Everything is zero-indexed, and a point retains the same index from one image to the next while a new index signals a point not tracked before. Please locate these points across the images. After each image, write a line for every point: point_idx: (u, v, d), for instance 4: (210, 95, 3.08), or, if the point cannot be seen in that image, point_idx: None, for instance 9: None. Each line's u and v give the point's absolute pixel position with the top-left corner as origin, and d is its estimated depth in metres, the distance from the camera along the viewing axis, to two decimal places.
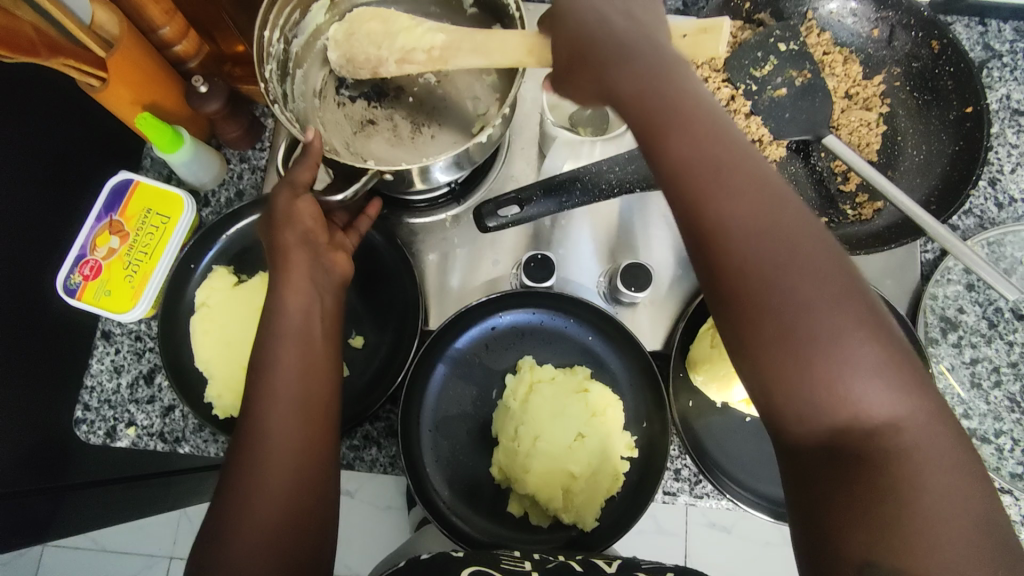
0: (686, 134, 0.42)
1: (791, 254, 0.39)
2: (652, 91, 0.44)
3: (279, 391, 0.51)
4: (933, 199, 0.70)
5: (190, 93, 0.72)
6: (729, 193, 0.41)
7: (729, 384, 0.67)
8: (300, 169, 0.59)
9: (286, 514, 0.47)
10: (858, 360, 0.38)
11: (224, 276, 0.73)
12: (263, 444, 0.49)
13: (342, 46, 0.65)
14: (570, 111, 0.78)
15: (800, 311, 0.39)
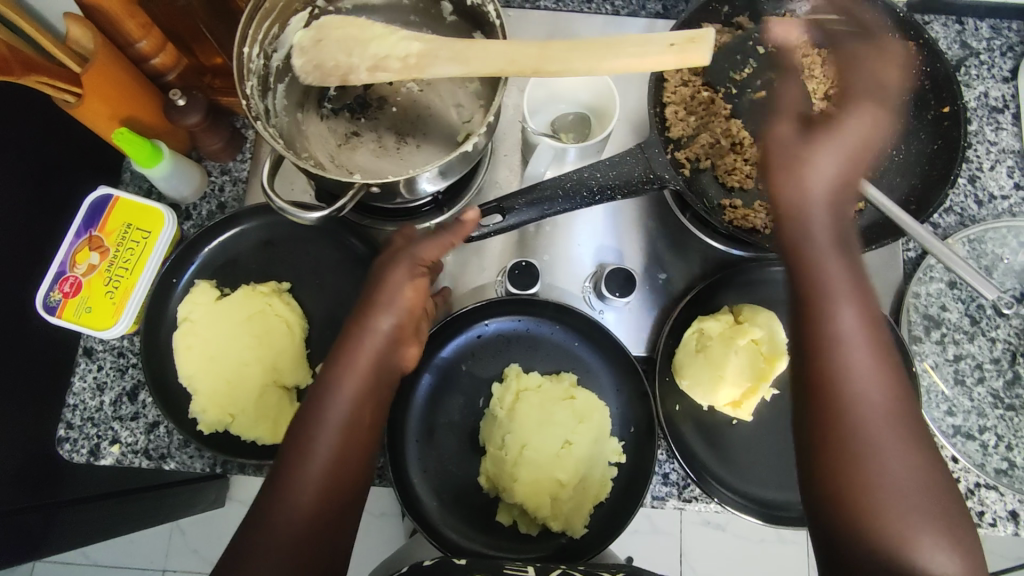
0: (854, 311, 0.48)
1: (889, 427, 0.45)
2: (834, 270, 0.49)
3: (334, 407, 0.53)
4: (913, 198, 0.71)
5: (169, 107, 0.72)
6: (860, 366, 0.47)
7: (714, 387, 0.67)
8: (426, 247, 0.59)
9: (302, 558, 0.49)
10: (923, 506, 0.44)
11: (206, 291, 0.73)
12: (308, 452, 0.51)
13: (309, 53, 0.64)
14: (551, 118, 0.79)
15: (879, 462, 0.45)
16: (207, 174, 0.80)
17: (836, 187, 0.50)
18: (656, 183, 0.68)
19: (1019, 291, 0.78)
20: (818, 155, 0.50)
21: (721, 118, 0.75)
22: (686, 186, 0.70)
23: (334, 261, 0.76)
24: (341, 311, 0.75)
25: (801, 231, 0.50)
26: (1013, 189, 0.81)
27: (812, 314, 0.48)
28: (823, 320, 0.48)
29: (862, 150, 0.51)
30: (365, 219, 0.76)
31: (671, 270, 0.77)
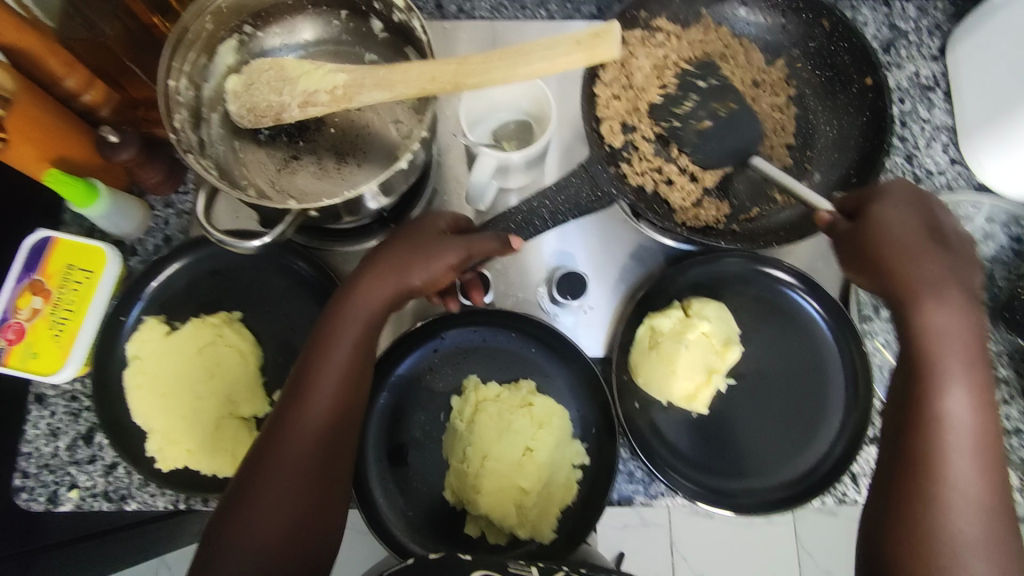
0: (960, 393, 0.52)
1: (975, 511, 0.50)
2: (951, 349, 0.53)
3: (327, 370, 0.57)
4: (854, 170, 0.72)
5: (101, 144, 0.71)
6: (952, 403, 0.52)
7: (668, 382, 0.68)
8: (486, 241, 0.62)
9: (282, 536, 0.53)
10: (981, 565, 0.49)
11: (154, 326, 0.72)
12: (300, 410, 0.56)
13: (242, 98, 0.68)
14: (493, 127, 0.79)
15: (951, 517, 0.50)
16: (150, 208, 0.80)
17: (920, 253, 0.55)
18: (604, 199, 0.69)
19: None
20: (884, 212, 0.56)
21: (654, 126, 0.76)
22: (633, 196, 0.70)
23: (284, 287, 0.75)
24: (294, 335, 0.74)
25: (922, 295, 0.54)
26: (949, 164, 0.83)
27: (922, 387, 0.53)
28: (924, 392, 0.53)
29: (930, 233, 0.56)
30: (313, 241, 0.76)
31: (622, 269, 0.78)
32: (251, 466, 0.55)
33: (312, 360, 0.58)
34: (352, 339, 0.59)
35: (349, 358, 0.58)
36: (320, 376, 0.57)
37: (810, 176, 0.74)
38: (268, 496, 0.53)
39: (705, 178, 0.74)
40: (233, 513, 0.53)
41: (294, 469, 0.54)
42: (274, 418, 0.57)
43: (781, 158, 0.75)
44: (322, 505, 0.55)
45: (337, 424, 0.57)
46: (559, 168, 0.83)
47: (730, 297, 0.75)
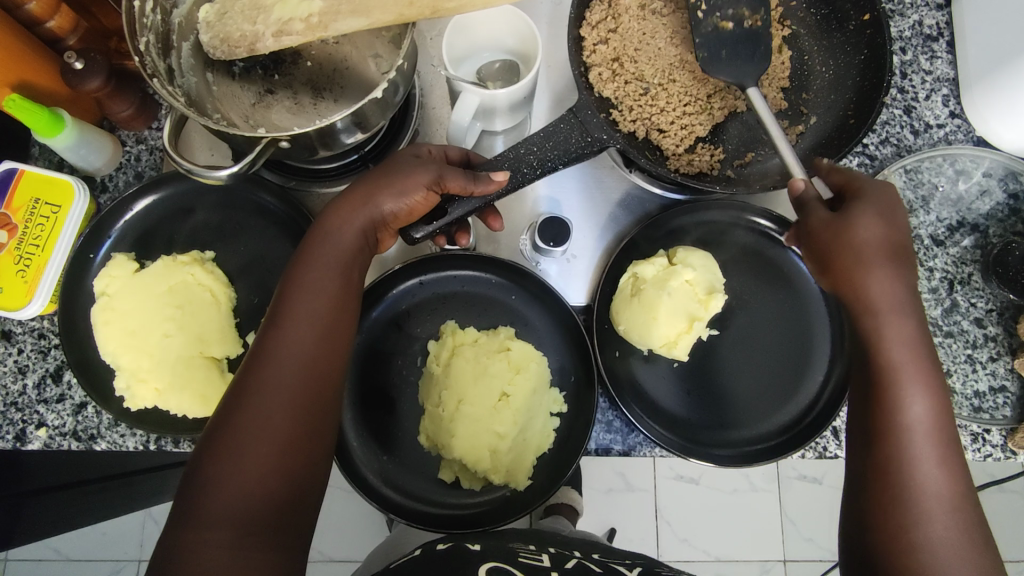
0: (918, 401, 0.50)
1: (947, 518, 0.48)
2: (908, 357, 0.51)
3: (306, 304, 0.54)
4: (851, 112, 0.69)
5: (65, 71, 0.67)
6: (914, 412, 0.50)
7: (649, 329, 0.67)
8: (457, 176, 0.60)
9: (264, 466, 0.48)
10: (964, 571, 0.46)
11: (123, 263, 0.70)
12: (282, 342, 0.52)
13: (215, 27, 0.65)
14: (477, 67, 0.76)
15: (928, 528, 0.48)
16: (121, 143, 0.77)
17: (878, 261, 0.52)
18: (595, 146, 0.63)
19: (954, 221, 0.78)
20: (862, 211, 0.53)
21: (649, 66, 0.72)
22: (624, 141, 0.65)
23: (258, 227, 0.73)
24: (268, 278, 0.72)
25: (881, 310, 0.52)
26: (948, 117, 0.80)
27: (881, 401, 0.51)
28: (884, 405, 0.51)
29: (896, 248, 0.52)
30: (292, 181, 0.73)
31: (609, 218, 0.75)
32: (220, 424, 0.50)
33: (280, 313, 0.54)
34: (324, 285, 0.56)
35: (328, 287, 0.56)
36: (297, 320, 0.54)
37: (806, 119, 0.71)
38: (243, 455, 0.48)
39: (697, 126, 0.71)
40: (203, 477, 0.47)
41: (271, 424, 0.49)
42: (242, 375, 0.52)
43: (777, 101, 0.72)
44: (307, 467, 0.51)
45: (318, 376, 0.52)
46: (548, 111, 0.80)
47: (716, 246, 0.73)
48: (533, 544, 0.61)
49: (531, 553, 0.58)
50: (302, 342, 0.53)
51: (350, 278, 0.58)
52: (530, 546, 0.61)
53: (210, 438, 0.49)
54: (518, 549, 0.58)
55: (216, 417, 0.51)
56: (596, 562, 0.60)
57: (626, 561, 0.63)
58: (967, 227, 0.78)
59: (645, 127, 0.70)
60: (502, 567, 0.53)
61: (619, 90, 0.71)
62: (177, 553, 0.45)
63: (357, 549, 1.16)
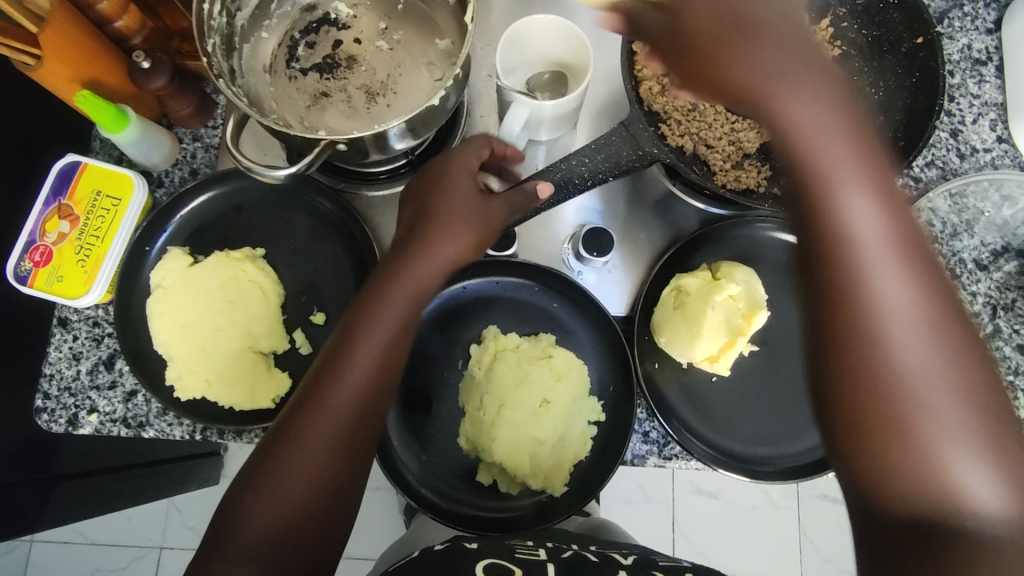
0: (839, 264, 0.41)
1: (943, 426, 0.38)
2: (871, 225, 0.40)
3: (368, 333, 0.52)
4: (901, 133, 0.69)
5: (132, 69, 0.70)
6: (884, 279, 0.39)
7: (691, 343, 0.67)
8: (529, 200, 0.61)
9: (299, 505, 0.49)
10: (976, 467, 0.37)
11: (178, 257, 0.72)
12: (341, 372, 0.51)
13: None
14: (527, 76, 0.77)
15: (918, 439, 0.38)
16: (178, 140, 0.79)
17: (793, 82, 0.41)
18: (645, 160, 0.64)
19: (999, 246, 0.78)
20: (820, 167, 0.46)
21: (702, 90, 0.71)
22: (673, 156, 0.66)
23: (308, 226, 0.75)
24: (316, 277, 0.74)
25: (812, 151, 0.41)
26: (995, 142, 0.80)
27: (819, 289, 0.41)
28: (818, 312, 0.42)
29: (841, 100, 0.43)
30: (342, 182, 0.76)
31: (650, 230, 0.76)
32: (271, 445, 0.50)
33: (346, 344, 0.52)
34: (387, 316, 0.53)
35: (391, 319, 0.53)
36: (357, 348, 0.52)
37: None
38: (284, 492, 0.49)
39: (746, 142, 0.71)
40: (242, 504, 0.49)
41: (317, 465, 0.49)
42: (300, 397, 0.52)
43: None
44: (337, 506, 0.51)
45: (366, 413, 0.52)
46: (593, 123, 0.81)
47: (758, 262, 0.74)
48: (531, 539, 0.62)
49: (528, 548, 0.60)
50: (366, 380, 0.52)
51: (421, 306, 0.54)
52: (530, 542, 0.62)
53: (259, 457, 0.50)
54: (515, 546, 0.59)
55: (269, 435, 0.51)
56: (592, 550, 0.61)
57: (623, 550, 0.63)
58: (1012, 252, 0.78)
59: (693, 142, 0.70)
60: (499, 563, 0.54)
61: (669, 103, 0.71)
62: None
63: (380, 546, 1.18)
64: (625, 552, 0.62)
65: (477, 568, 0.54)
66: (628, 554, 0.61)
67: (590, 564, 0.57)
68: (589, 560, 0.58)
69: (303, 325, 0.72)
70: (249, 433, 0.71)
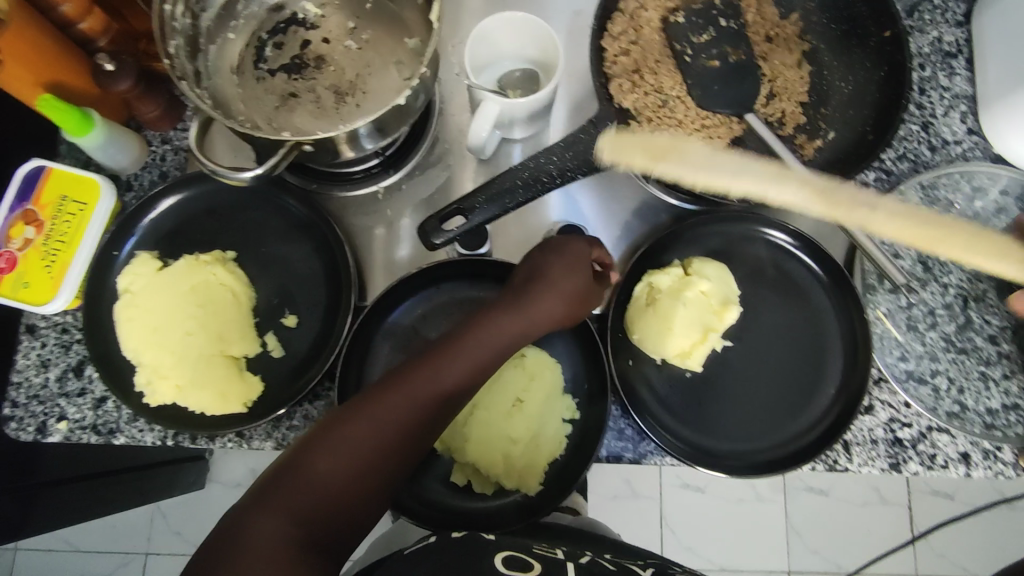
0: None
1: None
2: None
3: (469, 348, 0.59)
4: (870, 127, 0.70)
5: (97, 72, 0.69)
6: None
7: (664, 340, 0.69)
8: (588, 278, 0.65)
9: (347, 476, 0.51)
10: None
11: (148, 262, 0.72)
12: (436, 370, 0.56)
13: None
14: (498, 75, 0.76)
15: None
16: (147, 143, 0.78)
17: None
18: None
19: (971, 237, 0.78)
20: None
21: (673, 87, 0.71)
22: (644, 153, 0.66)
23: (278, 228, 0.74)
24: (287, 279, 0.73)
25: None
26: (966, 134, 0.80)
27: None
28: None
29: None
30: (314, 184, 0.75)
31: (624, 228, 0.76)
32: (345, 414, 0.54)
33: (447, 348, 0.58)
34: (489, 336, 0.60)
35: (490, 341, 0.60)
36: (455, 355, 0.58)
37: (825, 133, 0.71)
38: (345, 460, 0.51)
39: (716, 138, 0.70)
40: (300, 460, 0.51)
41: (384, 442, 0.53)
42: (390, 380, 0.56)
43: (794, 116, 0.72)
44: (377, 489, 0.53)
45: (439, 414, 0.57)
46: (566, 120, 0.80)
47: (730, 257, 0.74)
48: (545, 541, 0.62)
49: (544, 547, 0.60)
50: (456, 385, 0.57)
51: (523, 335, 0.62)
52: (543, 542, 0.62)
53: (330, 421, 0.53)
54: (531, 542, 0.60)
55: (347, 405, 0.55)
56: (609, 560, 0.61)
57: (636, 560, 0.63)
58: (982, 244, 0.78)
59: (664, 139, 0.70)
60: (518, 556, 0.54)
61: (637, 100, 0.70)
62: (244, 526, 0.47)
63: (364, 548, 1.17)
64: (640, 562, 0.62)
65: (498, 560, 0.53)
66: (645, 565, 0.62)
67: (609, 571, 0.58)
68: (607, 568, 0.59)
69: (274, 328, 0.72)
70: (221, 437, 0.71)
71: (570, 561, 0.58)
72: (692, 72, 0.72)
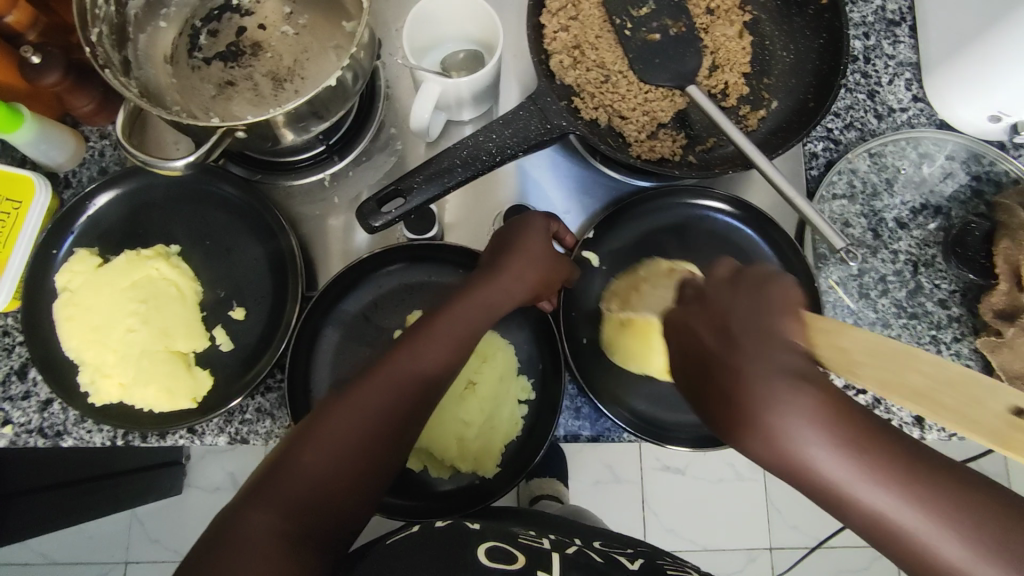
0: (789, 415, 0.38)
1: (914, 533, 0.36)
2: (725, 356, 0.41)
3: (452, 320, 0.57)
4: (811, 95, 0.70)
5: (23, 66, 0.67)
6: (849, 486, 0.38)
7: (645, 358, 0.65)
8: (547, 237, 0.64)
9: (338, 465, 0.49)
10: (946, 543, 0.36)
11: (85, 259, 0.70)
12: (420, 348, 0.54)
13: None
14: (442, 57, 0.76)
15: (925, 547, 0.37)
16: (85, 139, 0.76)
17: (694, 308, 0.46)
18: (555, 132, 0.63)
19: (918, 203, 0.79)
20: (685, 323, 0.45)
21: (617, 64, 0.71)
22: (586, 130, 0.65)
23: (223, 220, 0.73)
24: (233, 271, 0.72)
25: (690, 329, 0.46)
26: (911, 101, 0.81)
27: (734, 406, 0.40)
28: (742, 427, 0.40)
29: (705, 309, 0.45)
30: (258, 174, 0.74)
31: (575, 206, 0.76)
32: (331, 402, 0.52)
33: (430, 324, 0.56)
34: (472, 308, 0.58)
35: (474, 313, 0.58)
36: (438, 331, 0.56)
37: (767, 103, 0.72)
38: (331, 449, 0.49)
39: (659, 112, 0.70)
40: (288, 453, 0.49)
41: (371, 430, 0.51)
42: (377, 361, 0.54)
43: (737, 86, 0.72)
44: (371, 476, 0.51)
45: (430, 393, 0.54)
46: (516, 101, 0.79)
47: (681, 232, 0.74)
48: (534, 529, 0.64)
49: (531, 537, 0.60)
50: (441, 367, 0.55)
51: (501, 305, 0.60)
52: (531, 532, 0.63)
53: (316, 411, 0.51)
54: (518, 533, 0.60)
55: (332, 393, 0.53)
56: (598, 551, 0.62)
57: (627, 552, 0.64)
58: (931, 209, 0.79)
59: (607, 114, 0.70)
60: (501, 547, 0.55)
61: (580, 77, 0.70)
62: (233, 521, 0.46)
63: None
64: (631, 556, 0.63)
65: (481, 551, 0.54)
66: (633, 558, 0.62)
67: (593, 562, 0.58)
68: (594, 559, 0.59)
69: (222, 321, 0.70)
70: (173, 434, 0.69)
71: (556, 552, 0.58)
72: (633, 46, 0.71)
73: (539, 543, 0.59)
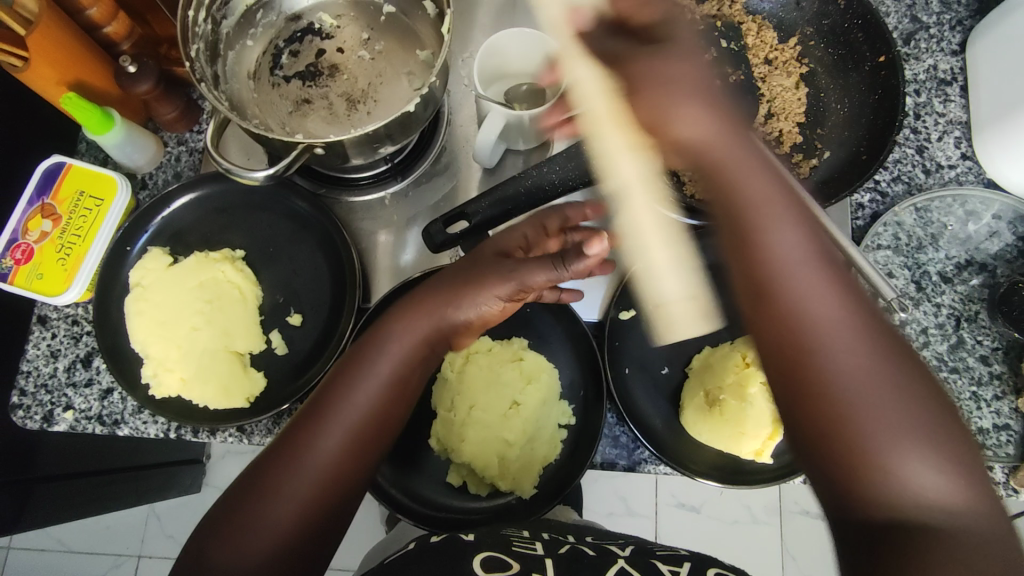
0: (787, 232, 0.49)
1: (900, 430, 0.42)
2: (799, 241, 0.48)
3: (372, 376, 0.56)
4: (863, 147, 0.72)
5: (119, 73, 0.71)
6: (832, 330, 0.45)
7: (737, 442, 0.67)
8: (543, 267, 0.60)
9: (276, 534, 0.50)
10: (920, 454, 0.42)
11: (158, 257, 0.73)
12: (342, 404, 0.55)
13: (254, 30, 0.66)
14: (505, 89, 0.78)
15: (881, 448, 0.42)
16: (163, 144, 0.81)
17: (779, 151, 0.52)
18: None
19: (963, 259, 0.80)
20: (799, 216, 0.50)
21: None
22: None
23: (288, 229, 0.76)
24: (293, 278, 0.75)
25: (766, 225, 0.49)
26: (960, 158, 0.82)
27: (754, 243, 0.49)
28: (759, 240, 0.49)
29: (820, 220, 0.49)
30: (323, 188, 0.78)
31: None
32: (263, 468, 0.53)
33: (350, 376, 0.56)
34: (392, 360, 0.57)
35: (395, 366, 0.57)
36: (356, 386, 0.56)
37: (820, 153, 0.74)
38: (312, 459, 0.52)
39: None
40: (226, 527, 0.51)
41: (309, 489, 0.52)
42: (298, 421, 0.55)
43: (792, 135, 0.74)
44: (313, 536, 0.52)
45: (358, 445, 0.54)
46: None
47: None
48: (526, 530, 0.62)
49: (524, 539, 0.59)
50: (366, 417, 0.55)
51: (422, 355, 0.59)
52: (523, 532, 0.61)
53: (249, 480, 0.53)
54: (512, 537, 0.59)
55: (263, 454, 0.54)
56: (589, 544, 0.61)
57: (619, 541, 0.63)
58: (975, 266, 0.80)
59: None
60: (497, 558, 0.55)
61: None
62: None
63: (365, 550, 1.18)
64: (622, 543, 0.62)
65: (477, 561, 0.54)
66: (625, 545, 0.61)
67: (587, 558, 0.57)
68: (586, 554, 0.58)
69: (279, 326, 0.73)
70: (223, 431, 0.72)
71: (548, 556, 0.57)
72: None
73: (534, 547, 0.57)
